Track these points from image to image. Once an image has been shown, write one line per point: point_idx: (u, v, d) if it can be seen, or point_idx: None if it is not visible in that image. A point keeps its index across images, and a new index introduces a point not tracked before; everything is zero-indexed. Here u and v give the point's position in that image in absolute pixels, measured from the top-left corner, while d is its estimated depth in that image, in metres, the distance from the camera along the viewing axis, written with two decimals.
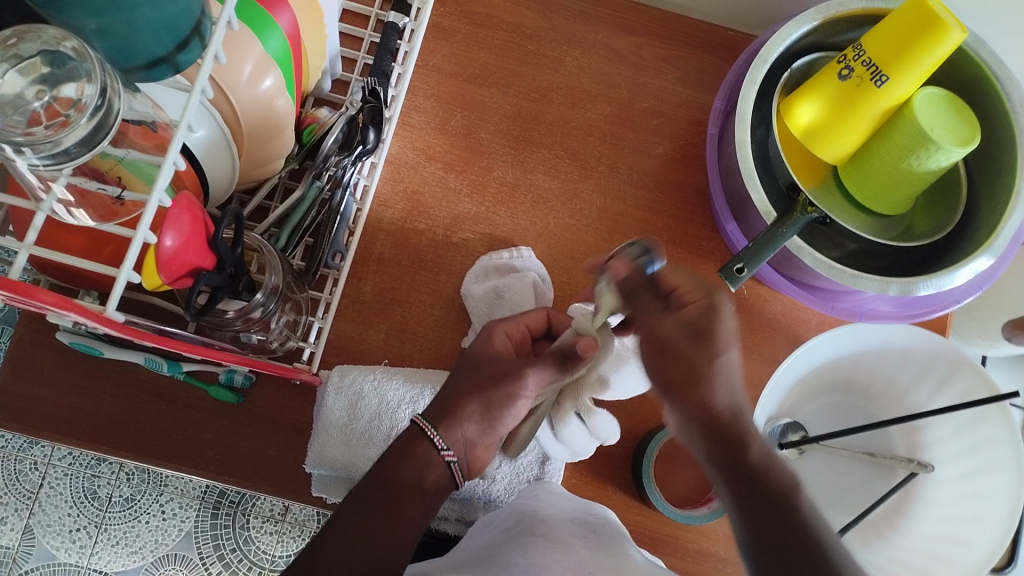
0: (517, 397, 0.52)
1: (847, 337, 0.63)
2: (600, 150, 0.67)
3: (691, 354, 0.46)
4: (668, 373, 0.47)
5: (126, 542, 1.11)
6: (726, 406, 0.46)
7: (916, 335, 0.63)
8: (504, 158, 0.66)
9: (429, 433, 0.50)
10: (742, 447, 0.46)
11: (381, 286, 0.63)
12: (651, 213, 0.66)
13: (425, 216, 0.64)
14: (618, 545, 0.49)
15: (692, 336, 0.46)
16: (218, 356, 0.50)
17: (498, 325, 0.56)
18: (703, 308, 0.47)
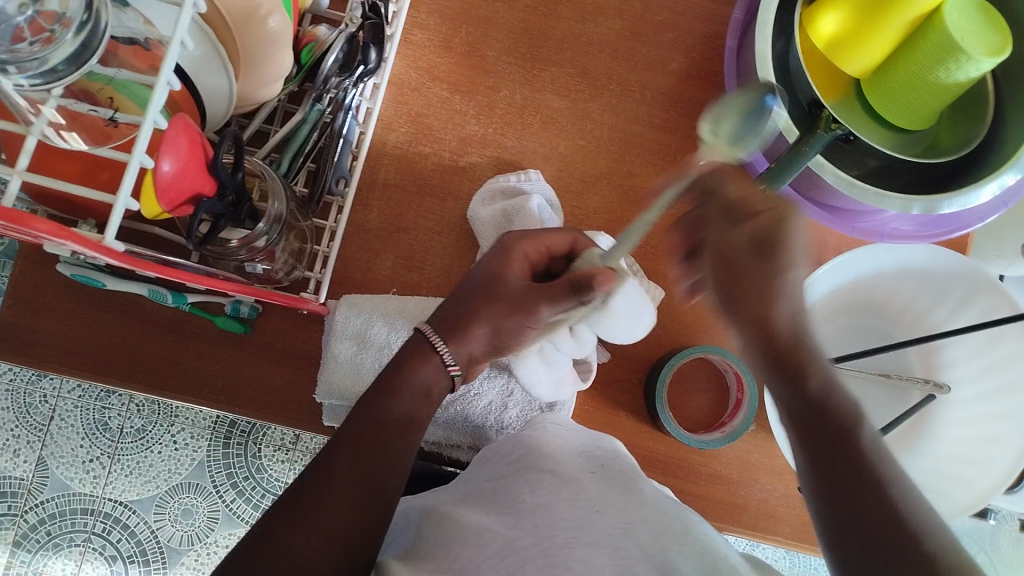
0: (526, 326, 0.52)
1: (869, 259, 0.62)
2: (612, 67, 0.64)
3: (755, 270, 0.43)
4: (732, 288, 0.44)
5: (140, 471, 1.12)
6: (789, 328, 0.43)
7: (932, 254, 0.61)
8: (511, 77, 0.63)
9: (436, 343, 0.51)
10: (801, 379, 0.41)
11: (388, 212, 0.62)
12: (665, 132, 0.64)
13: (430, 139, 0.62)
14: (637, 484, 0.48)
15: (760, 250, 0.43)
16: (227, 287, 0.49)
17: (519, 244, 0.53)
18: (773, 220, 0.44)
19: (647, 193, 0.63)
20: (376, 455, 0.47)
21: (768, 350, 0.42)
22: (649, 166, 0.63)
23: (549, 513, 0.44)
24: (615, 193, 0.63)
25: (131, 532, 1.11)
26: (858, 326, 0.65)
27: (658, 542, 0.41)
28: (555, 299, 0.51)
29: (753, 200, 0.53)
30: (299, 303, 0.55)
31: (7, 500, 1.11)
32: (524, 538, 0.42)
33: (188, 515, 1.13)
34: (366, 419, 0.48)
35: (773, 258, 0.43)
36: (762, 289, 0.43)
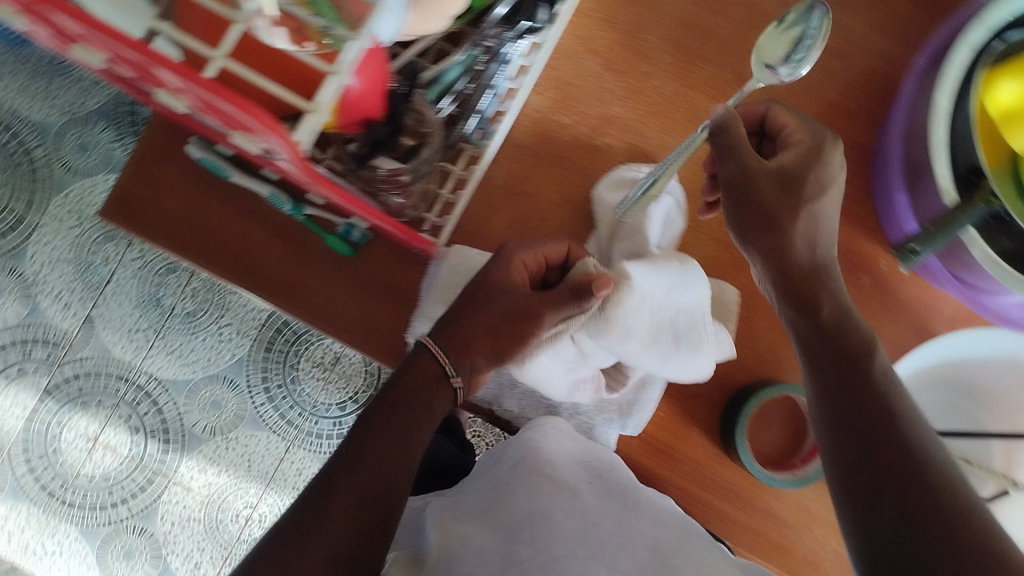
0: (536, 336, 0.55)
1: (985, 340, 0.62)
2: (770, 82, 0.62)
3: (782, 201, 0.52)
4: (748, 218, 0.53)
5: (181, 352, 1.14)
6: (802, 260, 0.53)
7: None
8: (668, 68, 0.61)
9: (436, 352, 0.54)
10: (817, 303, 0.53)
11: (515, 173, 0.61)
12: None
13: (572, 110, 0.61)
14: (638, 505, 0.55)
15: (785, 183, 0.52)
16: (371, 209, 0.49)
17: (517, 255, 0.55)
18: (807, 149, 0.53)
19: None
20: (393, 441, 0.54)
21: (784, 283, 0.53)
22: None
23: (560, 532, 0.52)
24: None
25: (159, 408, 1.13)
26: (952, 403, 0.63)
27: (655, 558, 0.52)
28: (559, 307, 0.54)
29: (901, 256, 0.59)
30: (417, 242, 0.56)
31: (48, 348, 1.12)
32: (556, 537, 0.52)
33: (217, 407, 1.14)
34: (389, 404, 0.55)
35: (800, 186, 0.52)
36: (795, 211, 0.52)
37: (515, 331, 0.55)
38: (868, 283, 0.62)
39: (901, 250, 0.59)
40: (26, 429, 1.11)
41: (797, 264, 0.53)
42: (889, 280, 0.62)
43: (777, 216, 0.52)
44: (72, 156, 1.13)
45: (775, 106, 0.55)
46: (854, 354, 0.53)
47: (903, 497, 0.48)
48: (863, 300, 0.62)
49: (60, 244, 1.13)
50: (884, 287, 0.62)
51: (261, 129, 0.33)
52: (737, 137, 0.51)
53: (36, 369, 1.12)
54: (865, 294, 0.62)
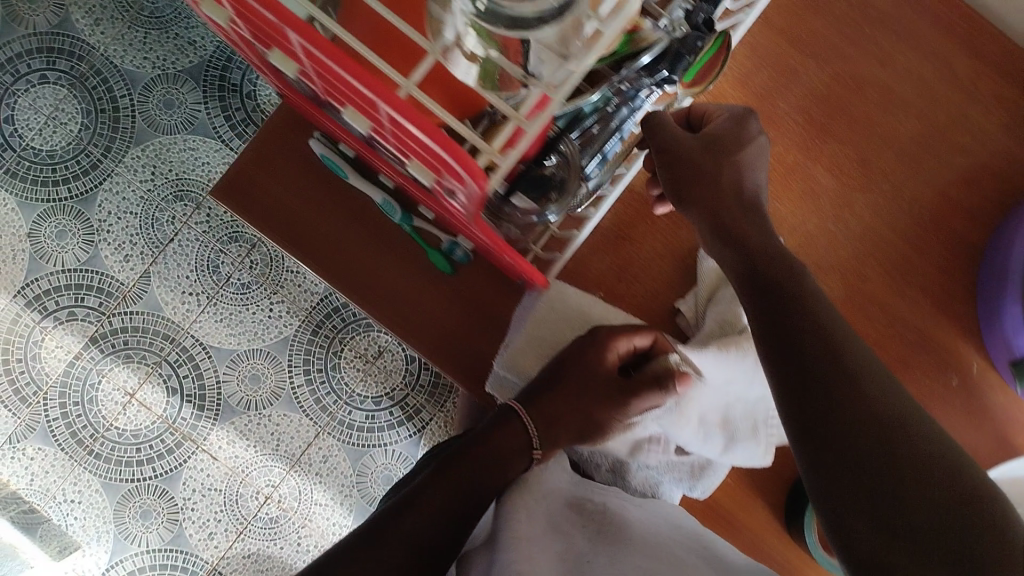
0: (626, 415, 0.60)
1: None
2: (892, 168, 0.61)
3: (703, 159, 0.54)
4: (679, 175, 0.54)
5: (229, 322, 1.14)
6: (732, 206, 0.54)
7: None
8: (793, 138, 0.61)
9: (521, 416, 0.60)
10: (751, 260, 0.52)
11: (624, 215, 0.61)
12: (916, 253, 0.61)
13: None
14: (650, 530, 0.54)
15: (712, 145, 0.55)
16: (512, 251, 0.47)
17: (610, 347, 0.57)
18: (734, 127, 0.55)
19: (871, 303, 0.62)
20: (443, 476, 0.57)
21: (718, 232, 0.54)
22: (886, 277, 0.61)
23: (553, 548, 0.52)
24: (842, 290, 0.62)
25: (199, 374, 1.14)
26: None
27: None
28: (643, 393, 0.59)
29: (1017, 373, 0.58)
30: (538, 283, 0.54)
31: (101, 297, 1.13)
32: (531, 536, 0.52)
33: (256, 381, 1.14)
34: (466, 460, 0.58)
35: (728, 155, 0.55)
36: (726, 176, 0.55)
37: (596, 399, 0.61)
38: (957, 383, 0.62)
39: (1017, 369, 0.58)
40: (67, 373, 1.12)
41: (727, 216, 0.54)
42: (979, 383, 0.62)
43: (716, 176, 0.55)
44: (157, 111, 1.13)
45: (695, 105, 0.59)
46: (779, 281, 0.50)
47: (832, 424, 0.43)
48: (947, 400, 0.62)
49: (129, 197, 1.13)
50: (971, 388, 0.62)
51: (449, 171, 0.32)
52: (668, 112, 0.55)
53: (86, 315, 1.12)
54: (949, 392, 0.62)
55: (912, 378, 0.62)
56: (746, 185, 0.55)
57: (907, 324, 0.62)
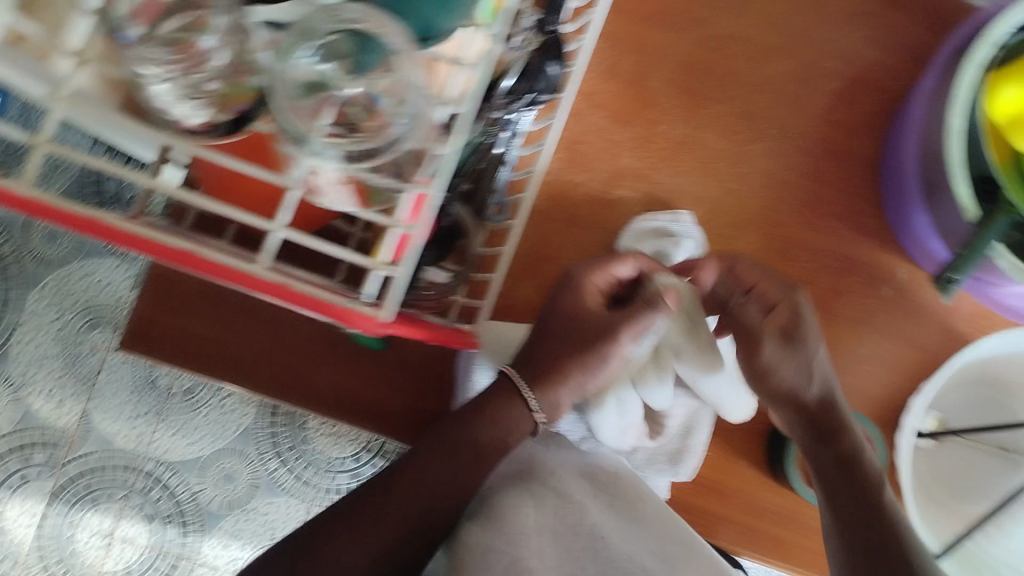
0: (613, 359, 0.55)
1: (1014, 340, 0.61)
2: (774, 112, 0.62)
3: (775, 354, 0.55)
4: (756, 364, 0.56)
5: (185, 432, 1.11)
6: (814, 398, 0.55)
7: None
8: (672, 112, 0.62)
9: (527, 396, 0.55)
10: (844, 435, 0.55)
11: (533, 237, 0.60)
12: (818, 184, 0.63)
13: (584, 167, 0.61)
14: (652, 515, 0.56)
15: (787, 340, 0.55)
16: (455, 337, 0.48)
17: (587, 282, 0.55)
18: (790, 309, 0.55)
19: (791, 243, 0.63)
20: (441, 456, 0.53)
21: (804, 416, 0.56)
22: (796, 216, 0.63)
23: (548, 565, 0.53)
24: (758, 240, 0.62)
25: (172, 492, 1.11)
26: (977, 400, 0.63)
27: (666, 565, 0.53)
28: (635, 327, 0.55)
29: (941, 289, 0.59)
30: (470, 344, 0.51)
31: (48, 450, 1.09)
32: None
33: (231, 480, 1.12)
34: (464, 432, 0.53)
35: (792, 338, 0.55)
36: (794, 366, 0.55)
37: (590, 355, 0.55)
38: (889, 293, 0.63)
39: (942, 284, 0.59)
40: (39, 535, 1.08)
41: (807, 406, 0.56)
42: (910, 284, 0.63)
43: (778, 364, 0.55)
44: (42, 246, 1.08)
45: (741, 264, 0.56)
46: (834, 432, 0.55)
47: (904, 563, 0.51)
48: (885, 310, 0.63)
49: (43, 341, 1.09)
50: (903, 291, 0.63)
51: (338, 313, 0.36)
52: (736, 299, 0.57)
53: (39, 473, 1.08)
54: (885, 302, 0.63)
55: (849, 301, 0.63)
56: (820, 386, 0.55)
57: (829, 252, 0.63)
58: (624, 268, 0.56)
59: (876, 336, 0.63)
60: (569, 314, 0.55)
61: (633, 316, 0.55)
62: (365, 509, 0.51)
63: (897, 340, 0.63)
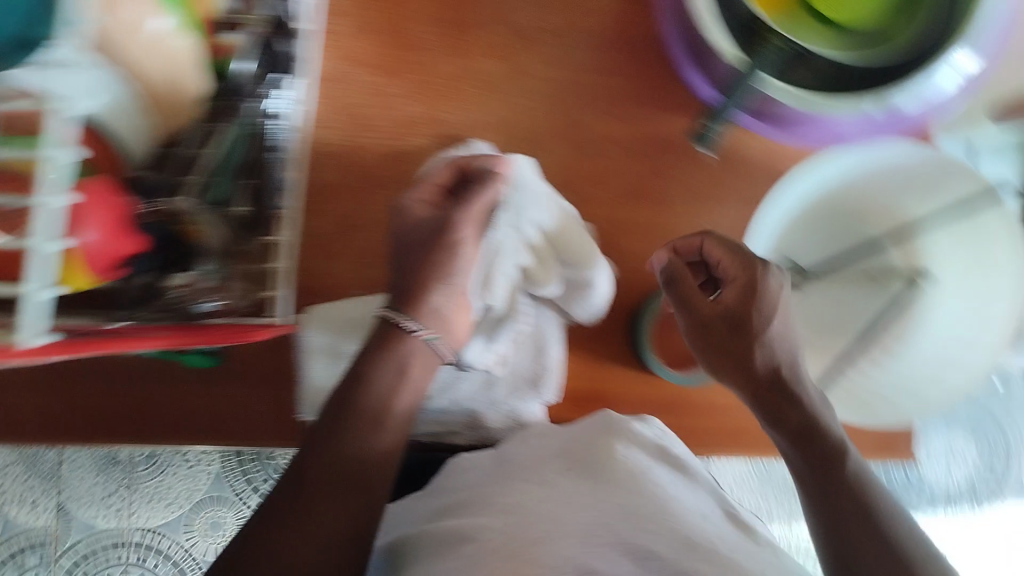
0: (461, 245, 0.56)
1: (828, 166, 0.60)
2: (540, 18, 0.61)
3: (732, 343, 0.54)
4: (709, 341, 0.55)
5: (160, 495, 1.13)
6: (765, 373, 0.54)
7: (887, 149, 0.59)
8: (439, 49, 0.60)
9: (401, 321, 0.54)
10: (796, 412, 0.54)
11: (339, 215, 0.59)
12: (606, 75, 0.61)
13: (369, 129, 0.59)
14: (605, 463, 0.54)
15: (733, 324, 0.54)
16: (250, 331, 0.49)
17: (408, 197, 0.55)
18: (741, 285, 0.53)
19: (599, 141, 0.61)
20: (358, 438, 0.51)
21: (755, 391, 0.54)
22: (596, 113, 0.61)
23: (523, 512, 0.49)
24: (567, 148, 0.61)
25: (166, 556, 1.12)
26: (832, 230, 0.60)
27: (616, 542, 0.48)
28: (467, 210, 0.56)
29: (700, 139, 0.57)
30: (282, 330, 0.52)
31: (37, 550, 1.11)
32: (501, 533, 0.48)
33: (216, 526, 1.13)
34: (358, 401, 0.52)
35: (745, 323, 0.53)
36: (755, 347, 0.53)
37: (435, 248, 0.55)
38: (713, 160, 0.62)
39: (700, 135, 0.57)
40: None
41: (761, 381, 0.54)
42: (731, 145, 0.62)
43: (736, 348, 0.54)
44: None
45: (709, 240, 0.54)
46: (828, 467, 0.52)
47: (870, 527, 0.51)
48: (717, 179, 0.62)
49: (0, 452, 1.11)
50: (728, 154, 0.62)
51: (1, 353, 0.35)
52: (684, 285, 0.54)
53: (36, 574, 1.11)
54: (713, 171, 0.62)
55: (675, 181, 0.62)
56: (783, 364, 0.54)
57: (640, 139, 0.62)
58: (444, 174, 0.56)
59: (710, 206, 0.62)
60: (416, 227, 0.55)
61: (467, 203, 0.56)
62: (287, 509, 0.49)
63: (733, 204, 0.62)
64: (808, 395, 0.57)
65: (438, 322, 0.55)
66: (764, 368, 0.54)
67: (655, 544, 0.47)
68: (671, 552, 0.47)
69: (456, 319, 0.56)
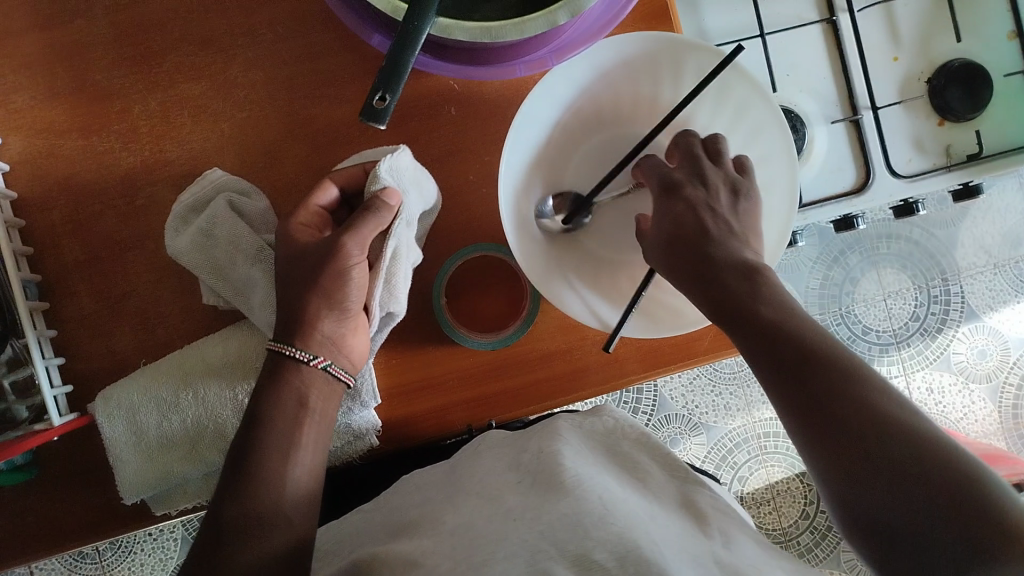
0: (348, 269, 0.51)
1: (561, 83, 0.56)
2: (227, 22, 0.57)
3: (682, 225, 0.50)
4: (671, 247, 0.50)
5: (137, 575, 0.99)
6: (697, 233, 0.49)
7: (615, 44, 0.55)
8: (135, 90, 0.57)
9: (289, 351, 0.50)
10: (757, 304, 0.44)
11: (99, 290, 0.58)
12: (317, 58, 0.57)
13: (96, 196, 0.57)
14: (552, 458, 0.45)
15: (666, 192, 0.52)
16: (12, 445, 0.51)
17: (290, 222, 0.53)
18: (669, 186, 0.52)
19: (336, 127, 0.58)
20: (269, 485, 0.46)
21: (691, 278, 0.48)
22: (319, 100, 0.58)
23: (469, 533, 0.40)
24: (304, 147, 0.58)
25: None
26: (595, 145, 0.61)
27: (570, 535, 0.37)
28: (355, 228, 0.50)
29: (369, 117, 0.45)
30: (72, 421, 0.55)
31: None
32: (441, 561, 0.38)
33: None
34: (253, 443, 0.48)
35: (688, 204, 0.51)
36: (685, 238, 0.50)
37: (323, 276, 0.50)
38: (455, 109, 0.59)
39: (365, 109, 0.45)
40: None
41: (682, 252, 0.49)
42: (467, 88, 0.59)
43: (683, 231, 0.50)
44: None
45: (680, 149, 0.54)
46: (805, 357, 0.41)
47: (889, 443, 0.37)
48: (467, 125, 0.59)
49: None
50: (467, 98, 0.59)
51: None
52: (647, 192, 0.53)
53: None
54: (460, 121, 0.59)
55: (426, 143, 0.59)
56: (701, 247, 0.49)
57: None
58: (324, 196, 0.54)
59: (473, 155, 0.59)
60: (302, 252, 0.51)
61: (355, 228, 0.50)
62: None
63: (492, 147, 0.59)
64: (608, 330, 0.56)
65: (332, 346, 0.51)
66: (713, 284, 0.47)
67: (599, 551, 0.36)
68: (614, 559, 0.35)
69: (351, 344, 0.53)
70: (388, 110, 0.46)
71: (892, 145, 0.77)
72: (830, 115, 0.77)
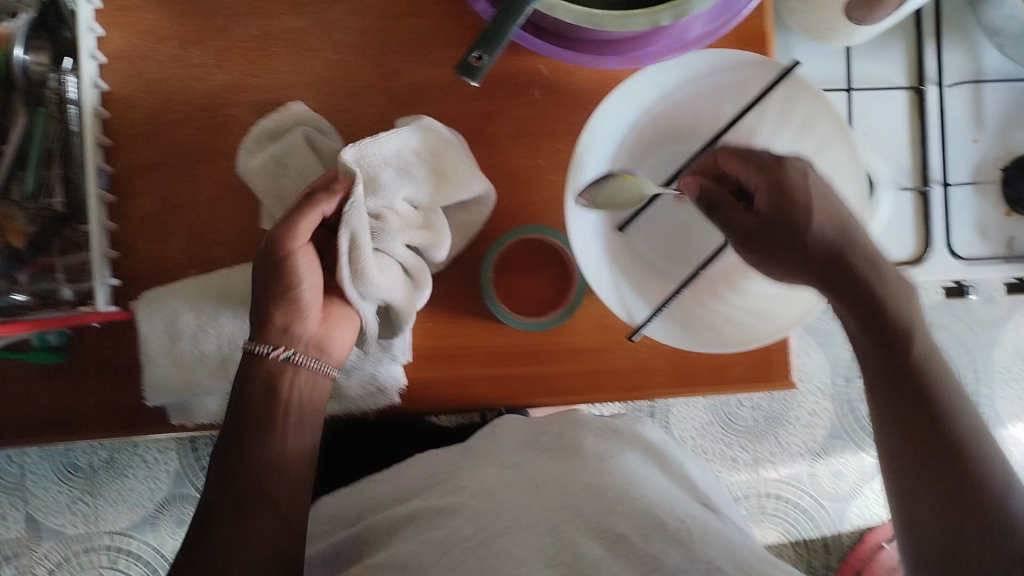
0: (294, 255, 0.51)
1: (647, 85, 0.57)
2: None
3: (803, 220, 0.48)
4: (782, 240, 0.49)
5: (122, 497, 0.99)
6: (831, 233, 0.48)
7: (708, 58, 0.56)
8: (240, 12, 0.59)
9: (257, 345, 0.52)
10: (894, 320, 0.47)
11: (163, 195, 0.59)
12: (418, 18, 0.59)
13: (179, 105, 0.59)
14: (572, 439, 0.50)
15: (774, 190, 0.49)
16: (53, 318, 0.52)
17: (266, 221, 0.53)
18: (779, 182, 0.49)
19: (422, 87, 0.59)
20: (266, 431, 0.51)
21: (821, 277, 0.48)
22: (411, 58, 0.59)
23: (493, 498, 0.44)
24: (387, 99, 0.59)
25: (136, 557, 0.98)
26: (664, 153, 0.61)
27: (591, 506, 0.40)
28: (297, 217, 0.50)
29: (463, 71, 0.47)
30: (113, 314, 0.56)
31: None
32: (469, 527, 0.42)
33: (184, 527, 0.98)
34: (252, 390, 0.52)
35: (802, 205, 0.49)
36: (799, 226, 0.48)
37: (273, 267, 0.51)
38: (539, 93, 0.60)
39: (460, 64, 0.46)
40: None
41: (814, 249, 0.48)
42: (555, 75, 0.60)
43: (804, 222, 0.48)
44: None
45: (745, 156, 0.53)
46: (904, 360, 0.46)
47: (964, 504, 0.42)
48: (546, 110, 0.60)
49: None
50: (552, 85, 0.60)
51: None
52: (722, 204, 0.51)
53: None
54: (542, 105, 0.60)
55: (504, 119, 0.60)
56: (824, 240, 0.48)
57: (459, 80, 0.59)
58: None
59: (548, 141, 0.60)
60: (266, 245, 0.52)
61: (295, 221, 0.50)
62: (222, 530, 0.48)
63: (567, 137, 0.60)
64: (636, 324, 0.57)
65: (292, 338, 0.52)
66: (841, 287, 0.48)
67: None
68: None
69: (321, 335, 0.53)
70: (484, 70, 0.47)
71: (956, 224, 0.77)
72: (901, 182, 0.77)
